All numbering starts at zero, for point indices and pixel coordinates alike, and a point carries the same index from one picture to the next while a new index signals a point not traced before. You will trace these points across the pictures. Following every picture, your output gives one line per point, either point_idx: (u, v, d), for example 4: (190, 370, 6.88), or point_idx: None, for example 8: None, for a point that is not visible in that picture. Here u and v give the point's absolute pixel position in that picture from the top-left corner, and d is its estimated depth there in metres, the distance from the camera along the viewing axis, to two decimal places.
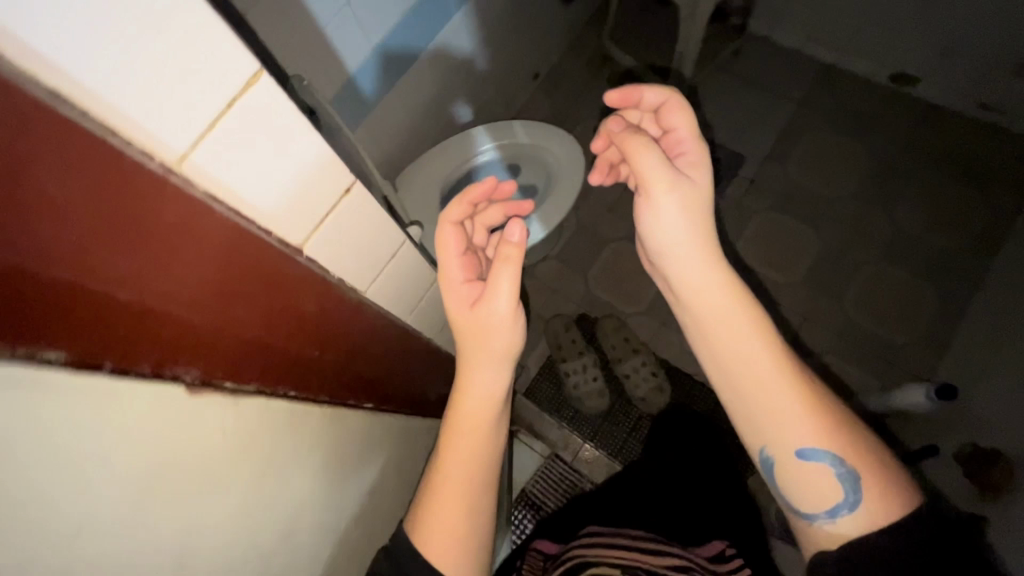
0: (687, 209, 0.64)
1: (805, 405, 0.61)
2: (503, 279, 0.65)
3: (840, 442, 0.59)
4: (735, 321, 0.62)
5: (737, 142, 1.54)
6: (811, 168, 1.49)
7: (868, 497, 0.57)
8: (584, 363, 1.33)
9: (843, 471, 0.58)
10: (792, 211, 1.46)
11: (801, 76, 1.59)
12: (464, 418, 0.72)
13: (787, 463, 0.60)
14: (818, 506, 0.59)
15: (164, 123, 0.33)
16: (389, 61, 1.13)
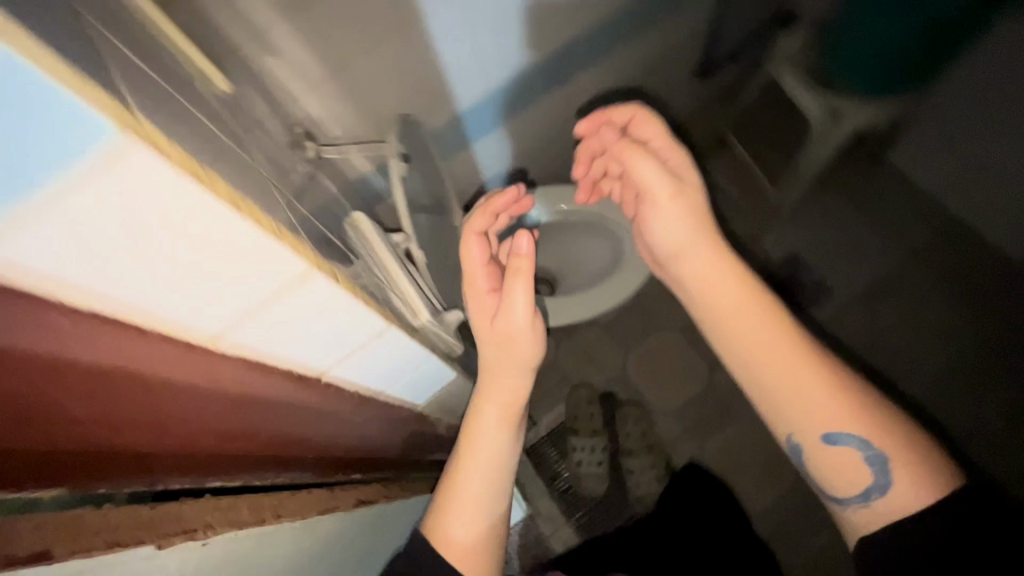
0: (691, 214, 0.63)
1: (842, 407, 0.53)
2: (517, 290, 0.65)
3: (868, 423, 0.53)
4: (769, 335, 0.56)
5: (837, 271, 1.45)
6: (880, 286, 1.41)
7: (899, 481, 0.51)
8: (593, 444, 1.35)
9: (871, 453, 0.52)
10: (865, 324, 1.39)
11: (915, 216, 1.44)
12: (483, 427, 0.69)
13: (815, 450, 0.55)
14: (851, 487, 0.53)
15: (194, 315, 0.33)
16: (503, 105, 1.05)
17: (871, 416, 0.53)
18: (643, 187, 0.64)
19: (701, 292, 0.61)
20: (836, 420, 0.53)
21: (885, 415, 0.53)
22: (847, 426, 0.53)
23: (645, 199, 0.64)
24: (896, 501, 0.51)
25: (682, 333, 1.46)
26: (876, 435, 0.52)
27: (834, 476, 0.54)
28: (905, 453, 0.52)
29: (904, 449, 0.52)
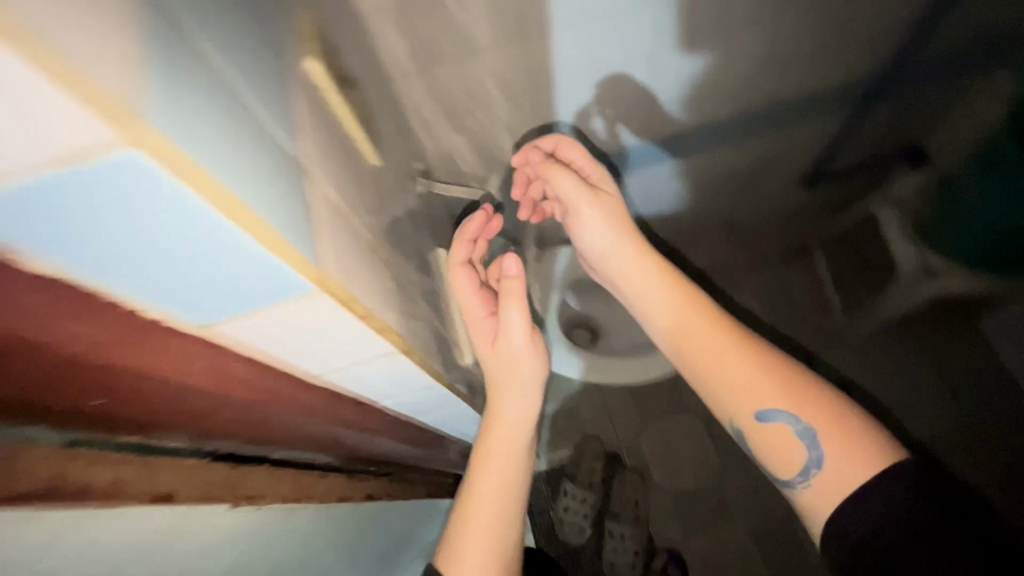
0: (610, 219, 0.67)
1: (773, 387, 0.54)
2: (512, 310, 0.68)
3: (797, 398, 0.54)
4: (730, 368, 0.56)
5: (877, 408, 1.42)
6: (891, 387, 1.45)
7: (832, 454, 0.50)
8: (584, 496, 1.42)
9: (801, 427, 0.53)
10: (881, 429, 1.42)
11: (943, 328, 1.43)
12: (494, 445, 0.71)
13: (752, 429, 0.56)
14: (792, 471, 0.53)
15: (308, 359, 0.39)
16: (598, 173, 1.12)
17: (820, 395, 0.54)
18: (567, 201, 0.70)
19: (618, 277, 0.67)
20: (762, 397, 0.55)
21: (818, 390, 0.54)
22: (774, 401, 0.54)
23: (573, 211, 0.69)
24: (832, 472, 0.50)
25: (706, 424, 1.47)
26: (808, 412, 0.53)
27: (781, 463, 0.54)
28: (838, 431, 0.51)
29: (837, 421, 0.52)
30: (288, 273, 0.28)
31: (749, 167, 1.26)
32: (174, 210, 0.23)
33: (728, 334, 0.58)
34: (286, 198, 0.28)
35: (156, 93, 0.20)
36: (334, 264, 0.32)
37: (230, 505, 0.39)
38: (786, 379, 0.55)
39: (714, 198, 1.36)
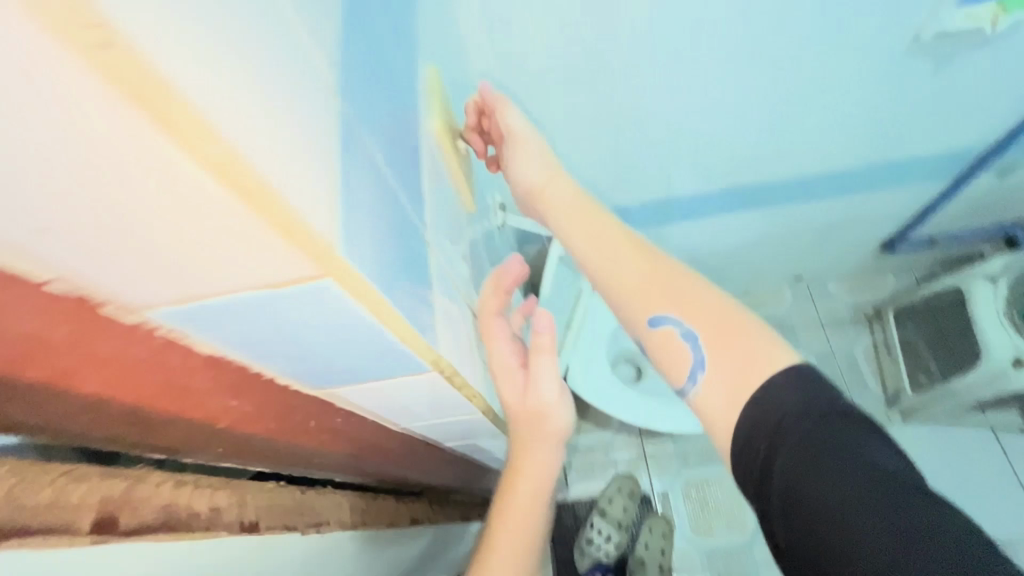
0: (546, 158, 0.58)
1: (663, 291, 0.52)
2: (546, 369, 0.61)
3: (697, 312, 0.51)
4: (659, 302, 0.52)
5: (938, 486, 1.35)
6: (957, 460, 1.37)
7: (718, 352, 0.48)
8: (610, 534, 1.35)
9: (687, 328, 0.50)
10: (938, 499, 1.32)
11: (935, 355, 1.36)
12: (516, 503, 0.66)
13: (646, 340, 0.53)
14: (682, 375, 0.50)
15: (399, 411, 0.44)
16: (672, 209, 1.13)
17: (719, 305, 0.51)
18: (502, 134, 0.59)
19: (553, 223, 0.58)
20: (660, 305, 0.52)
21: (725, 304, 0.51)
22: (660, 305, 0.52)
23: (505, 150, 0.59)
24: (717, 371, 0.48)
25: None
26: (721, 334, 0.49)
27: (670, 371, 0.52)
28: (716, 322, 0.50)
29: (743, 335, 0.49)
30: (411, 358, 0.33)
31: (821, 223, 1.23)
32: (338, 317, 0.27)
33: (636, 250, 0.55)
34: (417, 299, 0.33)
35: (345, 219, 0.24)
36: (445, 344, 0.37)
37: (301, 534, 0.41)
38: (702, 302, 0.51)
39: (780, 250, 1.34)
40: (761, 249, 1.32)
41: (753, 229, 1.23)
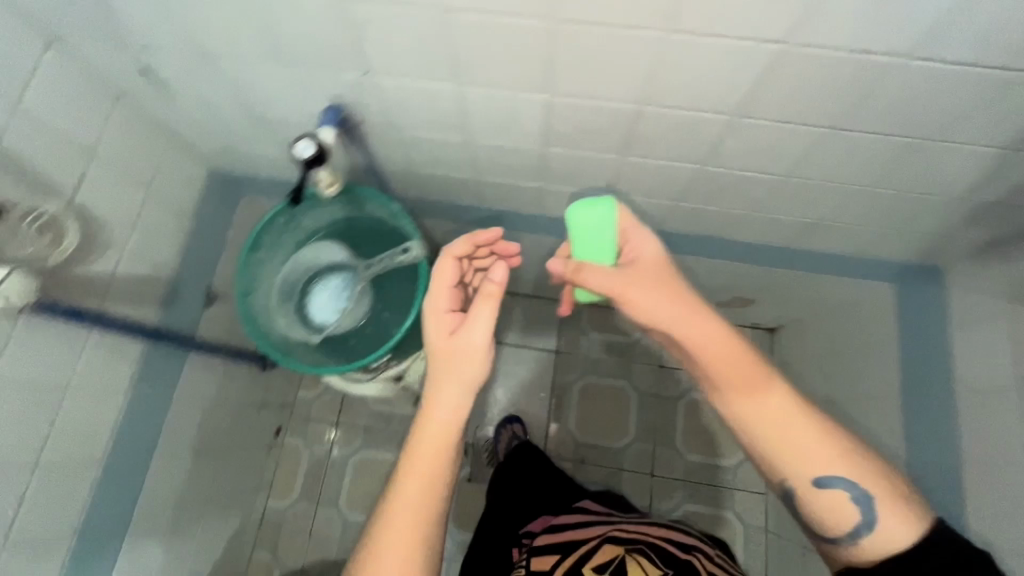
0: (672, 298, 0.62)
1: (828, 455, 0.59)
2: (481, 313, 0.68)
3: (864, 463, 0.58)
4: (800, 430, 0.59)
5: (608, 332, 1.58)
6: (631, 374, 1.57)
7: (886, 513, 0.56)
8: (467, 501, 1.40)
9: (857, 494, 0.57)
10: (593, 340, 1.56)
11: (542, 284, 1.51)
12: (401, 524, 0.63)
13: (810, 497, 0.60)
14: (840, 529, 0.58)
15: None
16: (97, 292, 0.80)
17: (892, 483, 0.58)
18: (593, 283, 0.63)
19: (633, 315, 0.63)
20: (825, 467, 0.58)
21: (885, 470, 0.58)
22: (830, 467, 0.58)
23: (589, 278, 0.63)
24: (886, 536, 0.56)
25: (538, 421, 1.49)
26: (864, 479, 0.58)
27: (825, 523, 0.59)
28: (869, 471, 0.58)
29: (887, 490, 0.57)
30: None
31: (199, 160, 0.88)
32: None
33: (830, 432, 0.60)
34: None
35: None
36: None
37: None
38: (852, 461, 0.58)
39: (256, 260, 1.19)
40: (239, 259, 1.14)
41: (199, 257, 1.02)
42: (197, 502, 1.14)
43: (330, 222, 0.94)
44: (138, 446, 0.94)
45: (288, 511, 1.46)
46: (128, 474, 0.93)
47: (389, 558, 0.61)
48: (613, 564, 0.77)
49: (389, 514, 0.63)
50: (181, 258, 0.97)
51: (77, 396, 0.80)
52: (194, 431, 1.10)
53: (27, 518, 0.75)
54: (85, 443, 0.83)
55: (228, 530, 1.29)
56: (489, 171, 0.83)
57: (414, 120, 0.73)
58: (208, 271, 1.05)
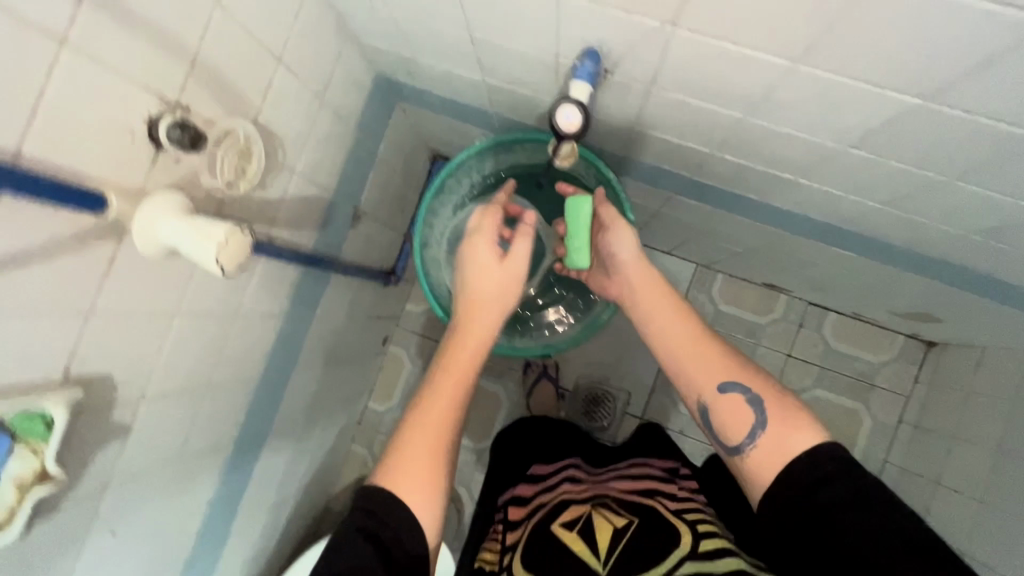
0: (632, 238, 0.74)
1: (733, 367, 0.64)
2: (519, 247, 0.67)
3: (757, 381, 0.62)
4: (708, 353, 0.65)
5: (734, 305, 1.43)
6: (763, 359, 1.42)
7: (771, 419, 0.59)
8: None
9: (749, 397, 0.61)
10: (718, 317, 1.43)
11: (682, 248, 1.35)
12: (427, 421, 0.60)
13: (714, 405, 0.63)
14: (738, 432, 0.61)
15: None
16: (267, 232, 0.72)
17: (790, 403, 0.60)
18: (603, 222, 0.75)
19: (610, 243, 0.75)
20: (721, 375, 0.64)
21: (768, 379, 0.62)
22: (731, 376, 0.63)
23: (602, 231, 0.75)
24: (777, 440, 0.57)
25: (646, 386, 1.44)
26: (758, 386, 0.62)
27: (728, 430, 0.61)
28: (776, 393, 0.61)
29: (778, 396, 0.61)
30: None
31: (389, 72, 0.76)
32: None
33: (733, 359, 0.65)
34: None
35: None
36: None
37: None
38: (766, 387, 0.62)
39: (390, 184, 1.09)
40: (378, 184, 1.04)
41: (351, 187, 0.93)
42: (316, 416, 1.18)
43: (514, 168, 0.80)
44: (280, 363, 0.92)
45: (386, 415, 1.51)
46: (273, 388, 0.93)
47: (417, 455, 0.58)
48: (581, 523, 0.82)
49: (419, 415, 0.61)
50: (339, 176, 0.87)
51: (240, 337, 0.77)
52: (325, 345, 1.09)
53: (194, 440, 0.76)
54: (243, 365, 0.80)
55: (336, 427, 1.35)
56: (735, 150, 0.67)
57: (681, 80, 0.56)
58: (357, 189, 0.95)
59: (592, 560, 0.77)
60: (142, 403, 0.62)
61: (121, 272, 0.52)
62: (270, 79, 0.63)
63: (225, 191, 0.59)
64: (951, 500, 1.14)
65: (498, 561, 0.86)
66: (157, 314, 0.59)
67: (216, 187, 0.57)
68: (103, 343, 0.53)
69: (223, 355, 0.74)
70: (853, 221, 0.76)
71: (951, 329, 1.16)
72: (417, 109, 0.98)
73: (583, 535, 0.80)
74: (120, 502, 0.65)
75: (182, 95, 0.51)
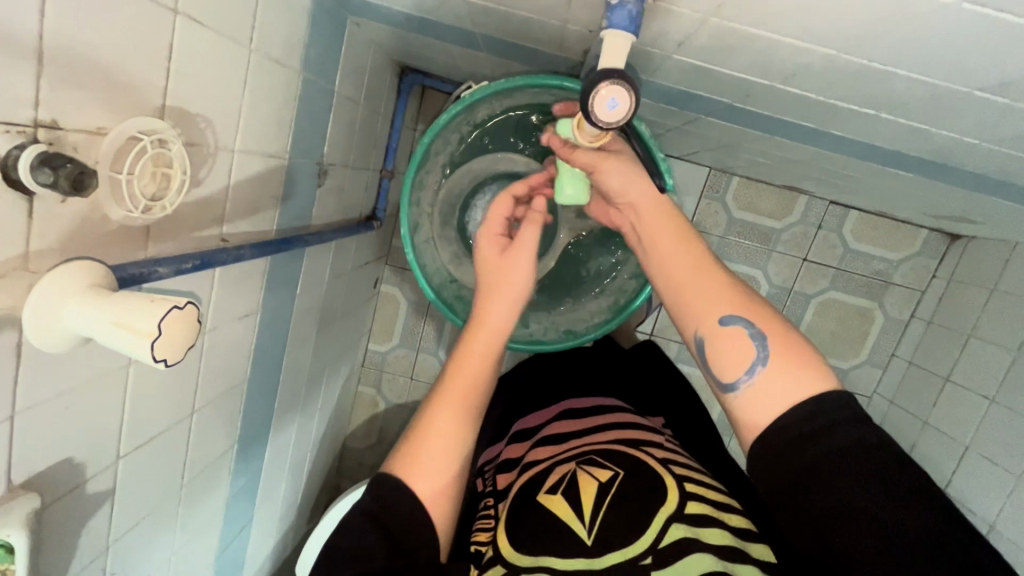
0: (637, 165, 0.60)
1: (736, 297, 0.54)
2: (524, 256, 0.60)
3: (761, 313, 0.53)
4: (706, 282, 0.55)
5: (750, 210, 1.32)
6: (779, 265, 1.34)
7: (777, 354, 0.50)
8: None
9: (754, 330, 0.52)
10: (732, 225, 1.32)
11: (695, 154, 1.20)
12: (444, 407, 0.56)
13: (711, 338, 0.53)
14: (737, 368, 0.51)
15: None
16: (214, 232, 0.58)
17: (801, 342, 0.51)
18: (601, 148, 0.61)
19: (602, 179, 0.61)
20: (723, 307, 0.53)
21: (774, 313, 0.53)
22: (733, 306, 0.53)
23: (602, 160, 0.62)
24: (786, 381, 0.49)
25: None
26: (763, 320, 0.52)
27: (724, 365, 0.52)
28: (785, 331, 0.52)
29: (784, 335, 0.51)
30: None
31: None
32: None
33: (732, 288, 0.54)
34: None
35: None
36: None
37: None
38: (774, 321, 0.52)
39: (355, 118, 0.90)
40: (342, 124, 0.85)
41: (310, 140, 0.75)
42: (318, 378, 1.12)
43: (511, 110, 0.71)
44: (269, 352, 0.82)
45: (388, 354, 1.46)
46: (266, 378, 0.84)
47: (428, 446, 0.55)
48: (565, 483, 0.68)
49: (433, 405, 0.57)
50: (293, 133, 0.69)
51: (217, 349, 0.66)
52: (314, 313, 0.98)
53: (194, 459, 0.70)
54: (229, 373, 0.71)
55: (340, 378, 1.30)
56: (804, 84, 0.53)
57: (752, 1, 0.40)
58: (317, 139, 0.77)
59: (574, 522, 0.63)
60: (120, 461, 0.54)
61: (37, 358, 0.40)
62: (170, 40, 0.45)
63: (144, 219, 0.44)
64: (960, 395, 1.16)
65: (484, 539, 0.68)
66: (109, 371, 0.48)
67: (130, 214, 0.42)
68: (45, 430, 0.43)
69: (201, 376, 0.64)
70: (925, 143, 0.63)
71: (989, 229, 1.08)
72: (376, 23, 0.76)
73: (567, 495, 0.66)
74: (127, 546, 0.60)
75: (41, 108, 0.35)
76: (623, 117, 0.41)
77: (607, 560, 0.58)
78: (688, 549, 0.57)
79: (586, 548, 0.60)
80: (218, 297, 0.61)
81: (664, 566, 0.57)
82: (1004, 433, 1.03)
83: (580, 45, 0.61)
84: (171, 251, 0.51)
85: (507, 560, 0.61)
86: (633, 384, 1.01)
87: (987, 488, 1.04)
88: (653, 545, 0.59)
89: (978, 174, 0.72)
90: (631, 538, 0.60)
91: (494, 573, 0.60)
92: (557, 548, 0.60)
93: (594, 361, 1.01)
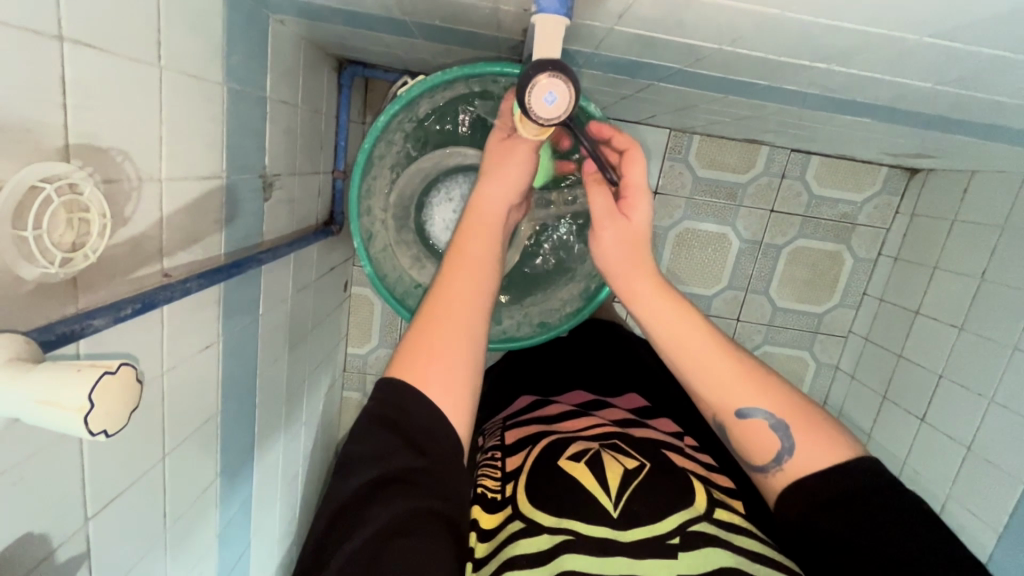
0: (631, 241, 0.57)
1: (754, 383, 0.53)
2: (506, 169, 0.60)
3: (780, 399, 0.52)
4: (728, 377, 0.53)
5: (714, 168, 1.31)
6: (749, 219, 1.33)
7: (801, 440, 0.50)
8: None
9: (775, 422, 0.51)
10: (698, 185, 1.31)
11: (653, 118, 1.18)
12: (455, 305, 0.55)
13: (734, 426, 0.53)
14: (763, 456, 0.52)
15: None
16: (151, 267, 0.54)
17: (824, 430, 0.51)
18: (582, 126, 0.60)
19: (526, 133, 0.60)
20: (744, 396, 0.52)
21: (800, 403, 0.52)
22: (754, 398, 0.52)
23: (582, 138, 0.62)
24: (803, 462, 0.50)
25: None
26: (779, 406, 0.52)
27: (752, 451, 0.52)
28: (806, 421, 0.51)
29: (807, 419, 0.51)
30: None
31: None
32: None
33: (756, 376, 0.53)
34: None
35: None
36: None
37: None
38: (788, 402, 0.52)
39: (295, 122, 0.85)
40: (282, 131, 0.80)
41: (248, 154, 0.70)
42: (297, 392, 1.09)
43: (452, 103, 0.70)
44: (240, 378, 0.79)
45: (369, 356, 1.44)
46: (241, 405, 0.81)
47: (444, 351, 0.53)
48: (589, 454, 0.66)
49: (439, 306, 0.55)
50: (226, 150, 0.65)
51: (180, 386, 0.63)
52: (283, 331, 0.94)
53: (175, 502, 0.67)
54: (197, 409, 0.68)
55: (322, 388, 1.27)
56: (753, 45, 0.52)
57: None
58: (256, 152, 0.72)
59: (601, 494, 0.61)
60: (89, 522, 0.51)
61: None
62: (62, 71, 0.40)
63: (65, 272, 0.40)
64: (931, 327, 1.19)
65: (494, 485, 0.68)
66: (54, 438, 0.45)
67: (40, 271, 0.38)
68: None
69: (166, 419, 0.61)
70: (878, 90, 0.62)
71: (946, 161, 1.09)
72: (302, 20, 0.71)
73: (591, 465, 0.64)
74: None
75: None
76: (565, 109, 0.43)
77: (633, 533, 0.58)
78: (711, 542, 0.57)
79: (613, 519, 0.59)
80: (167, 336, 0.58)
81: (689, 548, 0.56)
82: (975, 359, 1.07)
83: (517, 24, 0.58)
84: (107, 299, 0.48)
85: (526, 515, 0.60)
86: (646, 378, 0.97)
87: (964, 413, 1.08)
88: (680, 526, 0.58)
89: (934, 115, 0.71)
90: (658, 517, 0.59)
91: (514, 528, 0.59)
92: (582, 515, 0.59)
93: (595, 361, 1.00)
